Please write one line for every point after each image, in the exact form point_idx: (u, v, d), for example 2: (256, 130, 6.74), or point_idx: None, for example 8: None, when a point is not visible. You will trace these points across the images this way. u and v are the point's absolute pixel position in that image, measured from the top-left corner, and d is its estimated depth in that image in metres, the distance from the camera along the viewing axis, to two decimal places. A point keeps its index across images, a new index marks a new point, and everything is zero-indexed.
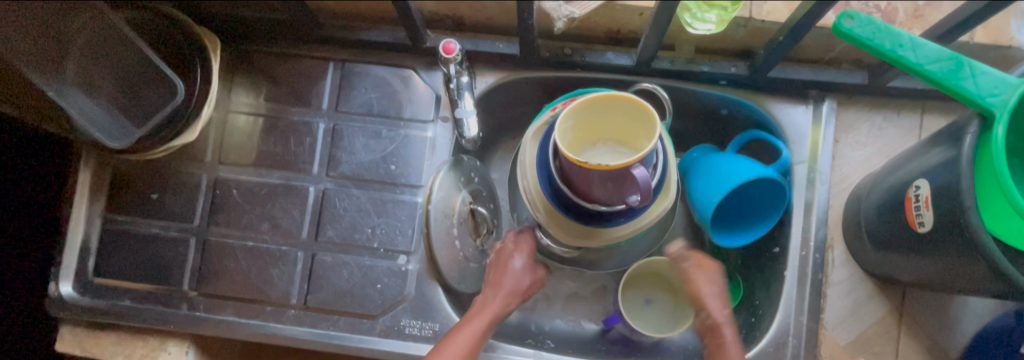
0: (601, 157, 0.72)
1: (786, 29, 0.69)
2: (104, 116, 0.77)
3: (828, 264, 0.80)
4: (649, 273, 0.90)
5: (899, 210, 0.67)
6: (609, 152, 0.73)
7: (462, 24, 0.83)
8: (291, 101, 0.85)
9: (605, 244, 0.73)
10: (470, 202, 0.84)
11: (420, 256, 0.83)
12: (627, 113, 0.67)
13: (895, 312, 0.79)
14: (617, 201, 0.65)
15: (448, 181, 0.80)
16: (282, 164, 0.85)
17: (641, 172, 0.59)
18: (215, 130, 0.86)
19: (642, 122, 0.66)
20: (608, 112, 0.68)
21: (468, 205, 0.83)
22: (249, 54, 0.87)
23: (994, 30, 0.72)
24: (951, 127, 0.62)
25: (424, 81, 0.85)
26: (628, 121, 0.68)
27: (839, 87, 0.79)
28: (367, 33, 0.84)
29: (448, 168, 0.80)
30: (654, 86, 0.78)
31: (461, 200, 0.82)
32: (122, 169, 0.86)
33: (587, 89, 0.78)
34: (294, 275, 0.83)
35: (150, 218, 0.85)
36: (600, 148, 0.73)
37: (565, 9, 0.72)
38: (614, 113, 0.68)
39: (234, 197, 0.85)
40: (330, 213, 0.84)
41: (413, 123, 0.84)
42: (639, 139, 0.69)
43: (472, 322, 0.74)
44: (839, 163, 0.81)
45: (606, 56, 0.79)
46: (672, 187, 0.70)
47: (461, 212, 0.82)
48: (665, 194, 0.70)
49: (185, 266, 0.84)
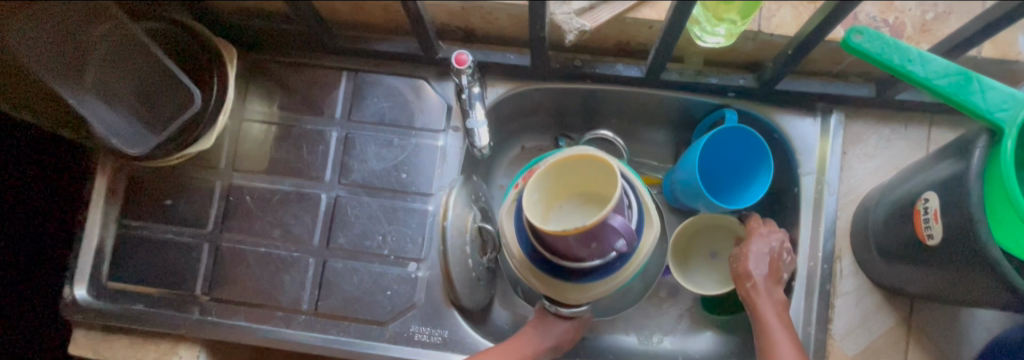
0: (574, 212, 0.76)
1: (794, 42, 0.69)
2: (122, 124, 0.78)
3: (836, 274, 0.80)
4: (720, 226, 0.89)
5: (907, 222, 0.68)
6: (578, 208, 0.76)
7: (473, 35, 0.84)
8: (305, 110, 0.87)
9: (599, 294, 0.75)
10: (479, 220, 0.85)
11: (430, 263, 0.84)
12: (579, 166, 0.71)
13: (904, 323, 0.79)
14: (607, 250, 0.68)
15: (462, 200, 0.81)
16: (294, 171, 0.86)
17: (619, 221, 0.63)
18: (229, 138, 0.87)
19: (597, 166, 0.70)
20: (564, 173, 0.72)
21: (478, 223, 0.84)
22: (262, 63, 0.88)
23: (1002, 44, 0.72)
24: (960, 141, 0.63)
25: (435, 91, 0.86)
26: (585, 171, 0.72)
27: (847, 99, 0.79)
28: (379, 44, 0.85)
29: (461, 185, 0.81)
30: (612, 136, 0.85)
31: (472, 218, 0.83)
32: (138, 176, 0.88)
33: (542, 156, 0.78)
34: (306, 281, 0.84)
35: (164, 224, 0.87)
36: (568, 207, 0.76)
37: (577, 22, 0.73)
38: (570, 172, 0.73)
39: (246, 203, 0.86)
40: (342, 220, 0.85)
41: (424, 132, 0.86)
42: (602, 186, 0.73)
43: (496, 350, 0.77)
44: (847, 175, 0.81)
45: (616, 68, 0.80)
46: (655, 214, 0.72)
47: (473, 231, 0.83)
48: (650, 224, 0.72)
49: (197, 271, 0.85)
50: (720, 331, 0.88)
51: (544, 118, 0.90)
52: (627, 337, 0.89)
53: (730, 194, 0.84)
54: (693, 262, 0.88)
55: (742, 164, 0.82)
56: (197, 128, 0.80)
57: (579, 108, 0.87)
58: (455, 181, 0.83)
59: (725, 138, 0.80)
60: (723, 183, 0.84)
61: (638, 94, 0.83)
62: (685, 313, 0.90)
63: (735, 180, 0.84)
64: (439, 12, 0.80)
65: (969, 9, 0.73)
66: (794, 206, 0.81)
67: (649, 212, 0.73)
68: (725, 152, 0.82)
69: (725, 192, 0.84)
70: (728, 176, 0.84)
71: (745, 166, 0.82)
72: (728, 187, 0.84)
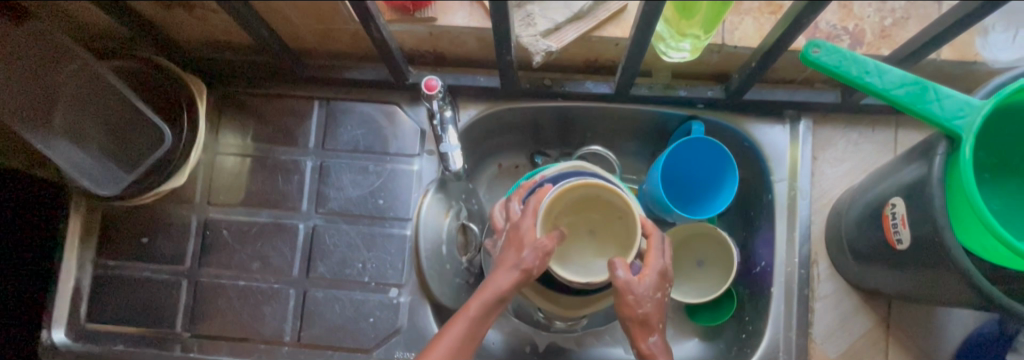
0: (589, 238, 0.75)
1: (757, 55, 0.70)
2: (93, 165, 0.75)
3: (814, 278, 0.82)
4: (706, 234, 0.87)
5: (877, 226, 0.69)
6: (593, 234, 0.75)
7: (442, 59, 0.84)
8: (279, 140, 0.87)
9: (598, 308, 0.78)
10: (460, 218, 0.88)
11: (411, 287, 0.83)
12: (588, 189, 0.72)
13: (883, 324, 0.81)
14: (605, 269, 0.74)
15: (436, 204, 0.86)
16: (271, 202, 0.86)
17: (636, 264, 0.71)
18: (203, 172, 0.87)
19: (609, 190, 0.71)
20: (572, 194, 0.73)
21: (457, 221, 0.88)
22: (233, 95, 0.88)
23: (961, 47, 0.73)
24: (921, 145, 0.64)
25: (408, 116, 0.86)
26: (590, 193, 0.73)
27: (813, 106, 0.81)
28: (350, 72, 0.85)
29: (436, 190, 0.85)
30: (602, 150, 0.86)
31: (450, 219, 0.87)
32: (112, 215, 0.87)
33: (535, 172, 0.79)
34: (288, 312, 0.83)
35: (141, 263, 0.86)
36: (581, 231, 0.75)
37: (543, 43, 0.74)
38: (577, 193, 0.73)
39: (224, 237, 0.86)
40: (320, 249, 0.84)
41: (399, 157, 0.86)
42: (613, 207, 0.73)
43: (454, 324, 0.66)
44: (818, 180, 0.82)
45: (585, 85, 0.81)
46: None
47: (452, 228, 0.87)
48: None
49: (178, 308, 0.84)
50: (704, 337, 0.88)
51: (519, 137, 0.90)
52: (616, 349, 0.89)
53: (698, 204, 0.84)
54: (679, 277, 0.88)
55: (711, 175, 0.83)
56: (170, 166, 0.80)
57: (553, 126, 0.88)
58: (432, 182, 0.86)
59: (690, 149, 0.81)
60: (691, 195, 0.85)
61: (609, 109, 0.84)
62: None
63: (703, 191, 0.84)
64: (408, 40, 0.80)
65: (926, 14, 0.74)
66: (768, 213, 0.82)
67: None
68: (701, 164, 0.83)
69: (699, 204, 0.84)
70: (697, 187, 0.84)
71: (715, 178, 0.82)
72: (699, 199, 0.84)
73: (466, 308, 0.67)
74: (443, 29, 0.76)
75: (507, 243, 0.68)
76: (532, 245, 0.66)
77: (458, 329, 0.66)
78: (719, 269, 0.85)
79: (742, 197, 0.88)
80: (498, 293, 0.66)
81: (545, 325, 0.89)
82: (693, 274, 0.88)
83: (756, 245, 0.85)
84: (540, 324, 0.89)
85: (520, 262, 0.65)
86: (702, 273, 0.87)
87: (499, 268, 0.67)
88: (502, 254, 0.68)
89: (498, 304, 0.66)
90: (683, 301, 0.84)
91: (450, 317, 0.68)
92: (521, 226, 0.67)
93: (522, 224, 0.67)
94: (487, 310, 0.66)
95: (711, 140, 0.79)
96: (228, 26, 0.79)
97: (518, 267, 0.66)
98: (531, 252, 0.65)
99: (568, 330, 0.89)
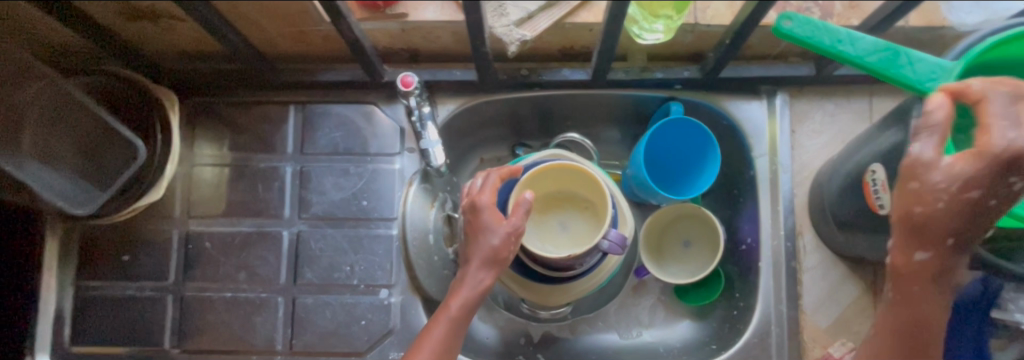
0: (557, 226, 0.80)
1: (730, 32, 0.70)
2: (66, 184, 0.74)
3: (799, 251, 0.82)
4: (695, 216, 0.88)
5: (859, 194, 0.70)
6: (560, 221, 0.81)
7: (417, 55, 0.83)
8: (257, 148, 0.85)
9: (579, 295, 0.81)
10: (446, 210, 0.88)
11: (402, 287, 0.83)
12: (562, 174, 0.78)
13: (871, 291, 0.82)
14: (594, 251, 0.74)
15: (420, 196, 0.85)
16: (253, 211, 0.85)
17: (615, 234, 0.72)
18: (181, 185, 0.86)
19: (581, 175, 0.77)
20: (544, 178, 0.78)
21: (443, 213, 0.87)
22: (207, 105, 0.86)
23: (928, 13, 0.74)
24: (896, 110, 0.65)
25: (386, 115, 0.85)
26: (562, 179, 0.79)
27: (788, 80, 0.81)
28: (324, 74, 0.84)
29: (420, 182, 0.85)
30: (579, 137, 0.87)
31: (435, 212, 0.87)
32: (90, 235, 0.85)
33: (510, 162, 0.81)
34: (277, 320, 0.82)
35: (124, 281, 0.84)
36: (548, 219, 0.81)
37: (518, 33, 0.73)
38: (548, 178, 0.79)
39: (207, 250, 0.84)
40: (306, 255, 0.83)
41: (380, 156, 0.85)
42: (581, 194, 0.80)
43: (436, 324, 0.66)
44: (798, 153, 0.83)
45: (562, 73, 0.81)
46: (628, 218, 0.78)
47: (438, 220, 0.87)
48: (624, 224, 0.77)
49: (165, 324, 0.83)
50: (697, 316, 0.88)
51: (500, 129, 0.90)
52: (609, 336, 0.89)
53: (679, 185, 0.85)
54: (666, 259, 0.88)
55: (687, 156, 0.84)
56: (146, 180, 0.79)
57: (533, 116, 0.88)
58: (415, 174, 0.85)
59: (671, 130, 0.81)
60: (673, 176, 0.86)
61: (587, 96, 0.84)
62: (658, 302, 0.90)
63: (684, 171, 0.85)
64: (381, 38, 0.79)
65: None
66: (751, 189, 0.83)
67: (623, 212, 0.78)
68: (678, 144, 0.83)
69: (682, 183, 0.85)
70: (675, 168, 0.85)
71: (697, 158, 0.82)
72: (682, 179, 0.85)
73: (446, 307, 0.66)
74: (416, 25, 0.75)
75: (471, 232, 0.67)
76: (498, 230, 0.65)
77: (440, 329, 0.65)
78: (707, 250, 0.87)
79: (725, 175, 0.88)
80: (477, 287, 0.66)
81: (531, 315, 0.89)
82: (681, 255, 0.88)
83: (741, 221, 0.86)
84: (528, 316, 0.89)
85: (494, 252, 0.65)
86: (689, 255, 0.88)
87: (470, 263, 0.66)
88: (469, 246, 0.68)
89: (478, 299, 0.66)
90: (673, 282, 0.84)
91: (431, 317, 0.67)
92: (482, 211, 0.66)
93: (481, 202, 0.66)
94: (469, 305, 0.66)
95: (691, 121, 0.79)
96: (196, 33, 0.77)
97: (492, 257, 0.66)
98: (500, 239, 0.65)
99: (559, 318, 0.89)
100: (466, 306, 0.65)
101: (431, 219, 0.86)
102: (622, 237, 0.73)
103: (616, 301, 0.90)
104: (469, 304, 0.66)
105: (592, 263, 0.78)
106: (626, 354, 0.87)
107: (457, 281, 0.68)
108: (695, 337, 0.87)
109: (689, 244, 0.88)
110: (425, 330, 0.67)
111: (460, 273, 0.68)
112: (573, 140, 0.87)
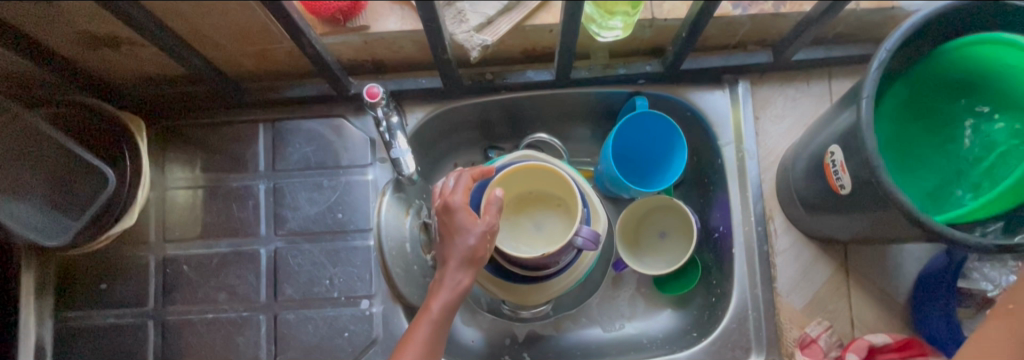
0: (531, 227, 0.81)
1: (686, 25, 0.72)
2: (39, 217, 0.73)
3: (770, 233, 0.84)
4: (669, 207, 0.89)
5: (822, 176, 0.71)
6: (534, 221, 0.82)
7: (382, 66, 0.84)
8: (229, 168, 0.86)
9: (557, 293, 0.81)
10: (421, 218, 0.89)
11: (382, 297, 0.83)
12: (529, 174, 0.79)
13: (842, 269, 0.84)
14: (568, 247, 0.75)
15: (395, 205, 0.85)
16: (229, 231, 0.85)
17: (587, 230, 0.72)
18: (155, 209, 0.86)
19: (549, 173, 0.78)
20: (513, 179, 0.79)
21: (419, 220, 0.88)
22: (177, 128, 0.86)
23: None
24: (850, 90, 0.67)
25: (356, 127, 0.86)
26: (531, 178, 0.80)
27: (748, 68, 0.83)
28: (291, 90, 0.85)
29: (394, 191, 0.85)
30: (548, 136, 0.88)
31: (411, 219, 0.88)
32: (66, 265, 0.84)
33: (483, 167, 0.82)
34: (259, 338, 0.82)
35: (103, 310, 0.84)
36: (522, 220, 0.82)
37: (478, 38, 0.74)
38: (518, 180, 0.80)
39: (185, 272, 0.84)
40: (285, 271, 0.84)
41: (353, 168, 0.85)
42: (552, 192, 0.82)
43: (419, 326, 0.65)
44: (763, 139, 0.85)
45: (526, 75, 0.82)
46: (601, 214, 0.78)
47: (414, 228, 0.88)
48: (597, 221, 0.79)
49: (147, 350, 0.83)
50: (677, 305, 0.90)
51: (472, 134, 0.91)
52: (592, 330, 0.90)
53: (650, 178, 0.86)
54: (641, 250, 0.89)
55: (655, 149, 0.85)
56: (118, 208, 0.78)
57: (503, 119, 0.89)
58: (388, 184, 0.85)
59: (637, 125, 0.82)
60: (643, 170, 0.87)
61: (554, 96, 0.85)
62: (638, 294, 0.91)
63: (654, 164, 0.86)
64: (344, 51, 0.79)
65: None
66: (720, 177, 0.85)
67: (595, 208, 0.79)
68: (646, 138, 0.84)
69: (653, 176, 0.86)
70: (644, 162, 0.87)
71: (665, 150, 0.84)
72: (653, 172, 0.86)
73: (426, 310, 0.66)
74: (378, 36, 0.76)
75: (446, 233, 0.67)
76: (472, 229, 0.65)
77: (423, 333, 0.65)
78: (681, 240, 0.88)
79: (695, 165, 0.90)
80: (457, 288, 0.66)
81: (514, 316, 0.90)
82: (656, 247, 0.90)
83: (713, 210, 0.87)
84: (511, 317, 0.90)
85: (470, 252, 0.65)
86: (664, 246, 0.89)
87: (447, 265, 0.66)
88: (445, 248, 0.67)
89: (458, 301, 0.66)
90: (649, 273, 0.86)
91: (413, 319, 0.67)
92: (456, 212, 0.66)
93: (454, 202, 0.66)
94: (450, 304, 0.66)
95: (657, 113, 0.80)
96: (159, 57, 0.77)
97: (468, 257, 0.65)
98: (477, 238, 0.65)
99: (541, 317, 0.90)
100: (447, 308, 0.65)
101: (407, 227, 0.87)
102: (594, 233, 0.73)
103: (597, 295, 0.91)
104: (454, 305, 0.66)
105: (567, 260, 0.79)
106: (609, 348, 0.88)
107: (437, 283, 0.67)
108: (676, 327, 0.88)
109: (665, 235, 0.89)
110: (409, 332, 0.66)
111: (438, 275, 0.67)
112: (543, 141, 0.88)
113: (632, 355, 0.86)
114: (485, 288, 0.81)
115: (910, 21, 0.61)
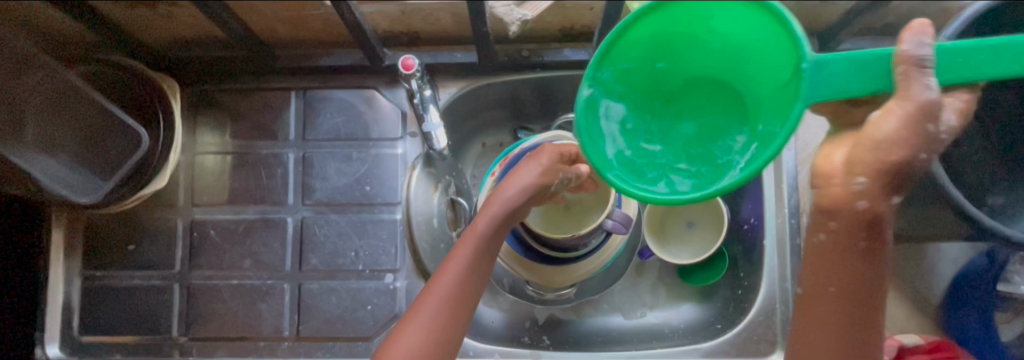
0: None
1: None
2: (68, 173, 0.71)
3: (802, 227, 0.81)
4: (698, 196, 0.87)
5: None
6: None
7: (417, 39, 0.84)
8: (259, 135, 0.85)
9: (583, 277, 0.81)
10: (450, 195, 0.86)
11: (407, 272, 0.83)
12: None
13: None
14: (598, 230, 0.74)
15: (423, 179, 0.85)
16: (257, 198, 0.85)
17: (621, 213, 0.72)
18: (184, 174, 0.86)
19: None
20: None
21: (447, 197, 0.85)
22: (208, 94, 0.86)
23: None
24: None
25: (387, 99, 0.85)
26: None
27: None
28: (323, 59, 0.84)
29: (423, 166, 0.84)
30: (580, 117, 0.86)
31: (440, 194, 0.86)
32: (95, 224, 0.85)
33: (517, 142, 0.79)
34: (284, 307, 0.83)
35: (130, 270, 0.84)
36: None
37: (518, 12, 0.73)
38: None
39: (212, 237, 0.84)
40: (311, 241, 0.84)
41: (382, 142, 0.85)
42: None
43: (465, 242, 0.62)
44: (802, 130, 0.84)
45: (563, 53, 0.81)
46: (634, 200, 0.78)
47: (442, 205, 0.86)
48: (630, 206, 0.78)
49: (172, 312, 0.83)
50: (703, 296, 0.89)
51: (503, 112, 0.90)
52: (614, 317, 0.89)
53: None
54: (667, 239, 0.87)
55: None
56: (148, 168, 0.78)
57: (535, 98, 0.88)
58: (418, 158, 0.84)
59: None
60: None
61: None
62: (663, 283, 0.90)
63: None
64: (380, 21, 0.79)
65: None
66: None
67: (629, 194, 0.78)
68: None
69: None
70: None
71: None
72: None
73: (474, 225, 0.62)
74: (416, 7, 0.75)
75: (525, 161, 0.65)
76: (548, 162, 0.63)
77: (468, 249, 0.61)
78: (709, 231, 0.86)
79: None
80: (508, 206, 0.62)
81: (537, 298, 0.89)
82: (683, 237, 0.88)
83: (744, 201, 0.86)
84: (532, 299, 0.89)
85: (535, 178, 0.62)
86: (692, 237, 0.87)
87: (510, 179, 0.62)
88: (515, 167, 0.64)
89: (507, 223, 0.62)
90: (677, 263, 0.85)
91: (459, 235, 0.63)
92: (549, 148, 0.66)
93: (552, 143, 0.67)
94: (498, 225, 0.62)
95: None
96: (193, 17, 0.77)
97: (531, 180, 0.62)
98: (546, 168, 0.62)
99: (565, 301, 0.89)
100: (495, 224, 0.61)
101: (435, 204, 0.85)
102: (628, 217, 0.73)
103: (622, 282, 0.90)
104: (500, 227, 0.62)
105: (596, 244, 0.78)
106: (632, 335, 0.87)
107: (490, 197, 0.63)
108: (701, 317, 0.87)
109: (693, 225, 0.87)
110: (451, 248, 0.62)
111: (496, 187, 0.63)
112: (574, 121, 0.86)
113: (655, 343, 0.85)
114: (510, 268, 0.81)
115: (972, 8, 0.59)
